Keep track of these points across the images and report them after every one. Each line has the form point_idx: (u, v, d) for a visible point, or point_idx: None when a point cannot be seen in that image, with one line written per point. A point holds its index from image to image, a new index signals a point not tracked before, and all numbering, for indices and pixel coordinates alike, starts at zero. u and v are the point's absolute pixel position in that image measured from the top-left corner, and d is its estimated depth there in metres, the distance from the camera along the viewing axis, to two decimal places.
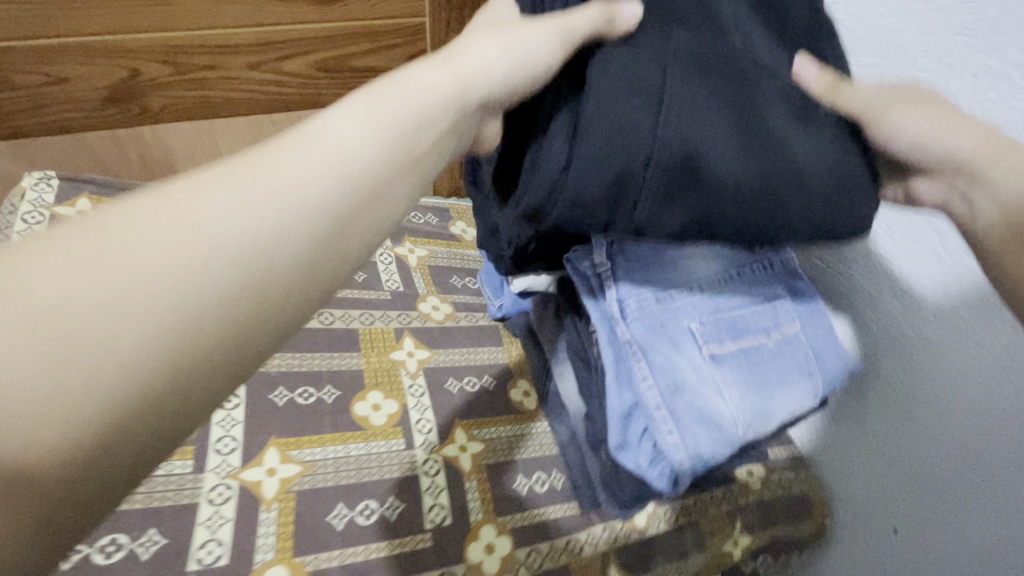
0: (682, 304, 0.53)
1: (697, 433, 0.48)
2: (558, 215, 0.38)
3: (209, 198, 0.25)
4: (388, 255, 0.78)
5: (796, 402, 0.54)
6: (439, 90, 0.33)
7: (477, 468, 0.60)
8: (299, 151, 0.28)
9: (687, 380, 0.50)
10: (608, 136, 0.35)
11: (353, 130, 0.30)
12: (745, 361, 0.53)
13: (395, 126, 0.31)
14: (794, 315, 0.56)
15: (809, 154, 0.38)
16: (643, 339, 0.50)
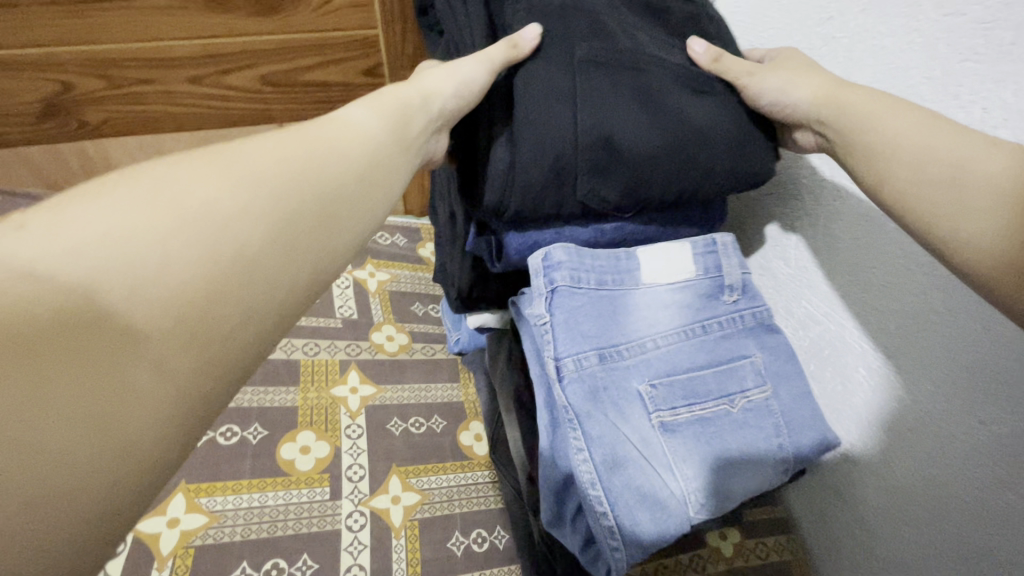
0: (628, 364, 0.47)
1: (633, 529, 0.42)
2: (515, 205, 0.44)
3: (237, 161, 0.27)
4: (345, 279, 0.74)
5: (759, 478, 0.47)
6: (375, 127, 0.34)
7: (408, 522, 0.55)
8: (318, 129, 0.32)
9: (632, 452, 0.44)
10: (538, 131, 0.41)
11: (360, 120, 0.34)
12: (702, 431, 0.47)
13: (393, 121, 0.36)
14: (762, 380, 0.50)
15: (702, 117, 0.45)
16: (582, 407, 0.44)
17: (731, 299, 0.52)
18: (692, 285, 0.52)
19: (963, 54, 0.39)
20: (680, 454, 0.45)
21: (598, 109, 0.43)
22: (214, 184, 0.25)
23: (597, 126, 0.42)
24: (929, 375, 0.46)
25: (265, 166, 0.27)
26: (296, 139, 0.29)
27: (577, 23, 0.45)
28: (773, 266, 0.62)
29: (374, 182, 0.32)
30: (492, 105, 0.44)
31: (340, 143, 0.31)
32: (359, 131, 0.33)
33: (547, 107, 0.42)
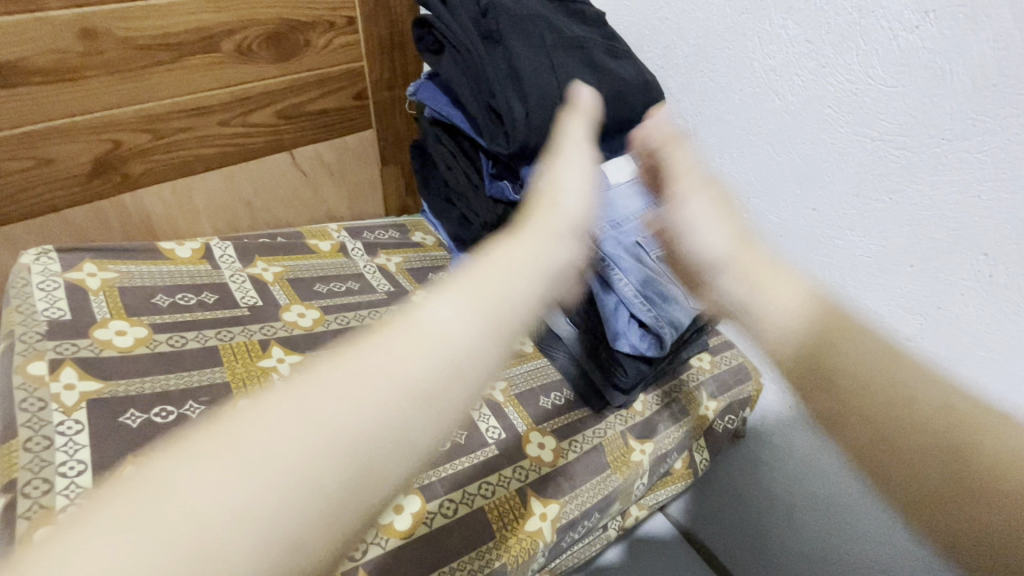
0: (625, 229, 0.72)
1: (666, 318, 0.68)
2: (533, 143, 0.68)
3: (321, 398, 0.34)
4: (371, 266, 0.88)
5: (719, 278, 0.75)
6: (456, 329, 0.40)
7: (509, 396, 0.72)
8: (404, 347, 0.38)
9: (647, 279, 0.69)
10: (539, 93, 0.67)
11: (445, 319, 0.40)
12: (678, 258, 0.73)
13: (425, 394, 0.36)
14: (698, 224, 0.79)
15: (622, 71, 0.74)
16: (613, 256, 0.69)
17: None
18: (640, 180, 0.79)
19: (740, 12, 0.73)
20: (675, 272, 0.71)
21: (568, 73, 0.69)
22: (296, 446, 0.31)
23: (569, 84, 0.69)
24: (782, 194, 0.77)
25: (345, 429, 0.33)
26: (374, 366, 0.36)
27: (538, 23, 0.71)
28: None
29: (460, 375, 0.38)
30: (501, 82, 0.67)
31: (407, 361, 0.37)
32: (438, 339, 0.39)
33: (539, 77, 0.67)
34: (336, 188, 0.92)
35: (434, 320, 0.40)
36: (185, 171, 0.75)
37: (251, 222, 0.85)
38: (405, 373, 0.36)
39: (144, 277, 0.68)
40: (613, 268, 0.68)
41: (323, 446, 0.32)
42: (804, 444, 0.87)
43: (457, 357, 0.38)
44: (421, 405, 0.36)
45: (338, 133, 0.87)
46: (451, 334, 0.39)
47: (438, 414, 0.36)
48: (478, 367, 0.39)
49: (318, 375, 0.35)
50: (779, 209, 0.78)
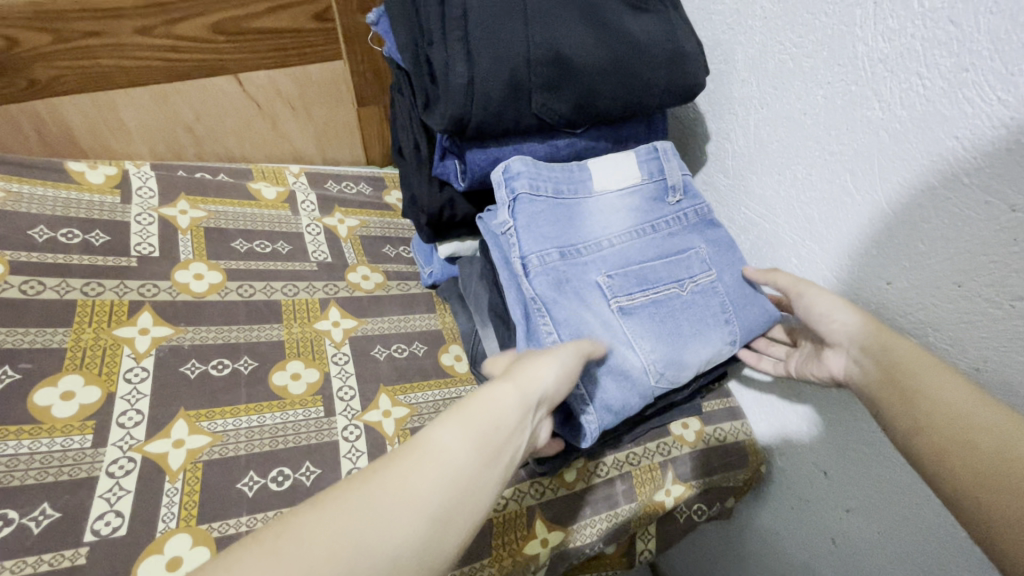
0: (586, 262, 0.53)
1: (598, 398, 0.49)
2: (477, 119, 0.48)
3: (364, 506, 0.27)
4: (315, 226, 0.76)
5: (713, 347, 0.54)
6: (467, 443, 0.32)
7: (401, 432, 0.59)
8: (416, 452, 0.31)
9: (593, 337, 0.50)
10: (496, 52, 0.47)
11: (455, 440, 0.32)
12: (655, 311, 0.52)
13: (453, 495, 0.30)
14: (707, 264, 0.56)
15: (641, 32, 0.52)
16: (549, 295, 0.50)
17: (676, 199, 0.59)
18: (640, 189, 0.58)
19: None
20: (640, 334, 0.51)
21: (549, 28, 0.48)
22: (315, 549, 0.25)
23: (546, 43, 0.48)
24: (842, 248, 0.57)
25: (382, 533, 0.27)
26: (412, 466, 0.30)
27: None
28: (715, 180, 0.74)
29: (480, 478, 0.32)
30: (446, 30, 0.48)
31: (427, 483, 0.29)
32: (443, 460, 0.31)
33: (503, 31, 0.48)
34: (299, 125, 0.79)
35: (442, 438, 0.32)
36: (107, 83, 0.65)
37: (197, 152, 0.76)
38: (417, 493, 0.29)
39: (33, 201, 0.61)
40: (545, 314, 0.50)
41: (353, 569, 0.25)
42: (804, 553, 0.71)
43: (468, 479, 0.31)
44: (461, 510, 0.30)
45: (297, 61, 0.72)
46: (458, 456, 0.31)
47: (447, 532, 0.29)
48: (485, 485, 0.32)
49: (362, 473, 0.29)
50: (842, 269, 0.57)
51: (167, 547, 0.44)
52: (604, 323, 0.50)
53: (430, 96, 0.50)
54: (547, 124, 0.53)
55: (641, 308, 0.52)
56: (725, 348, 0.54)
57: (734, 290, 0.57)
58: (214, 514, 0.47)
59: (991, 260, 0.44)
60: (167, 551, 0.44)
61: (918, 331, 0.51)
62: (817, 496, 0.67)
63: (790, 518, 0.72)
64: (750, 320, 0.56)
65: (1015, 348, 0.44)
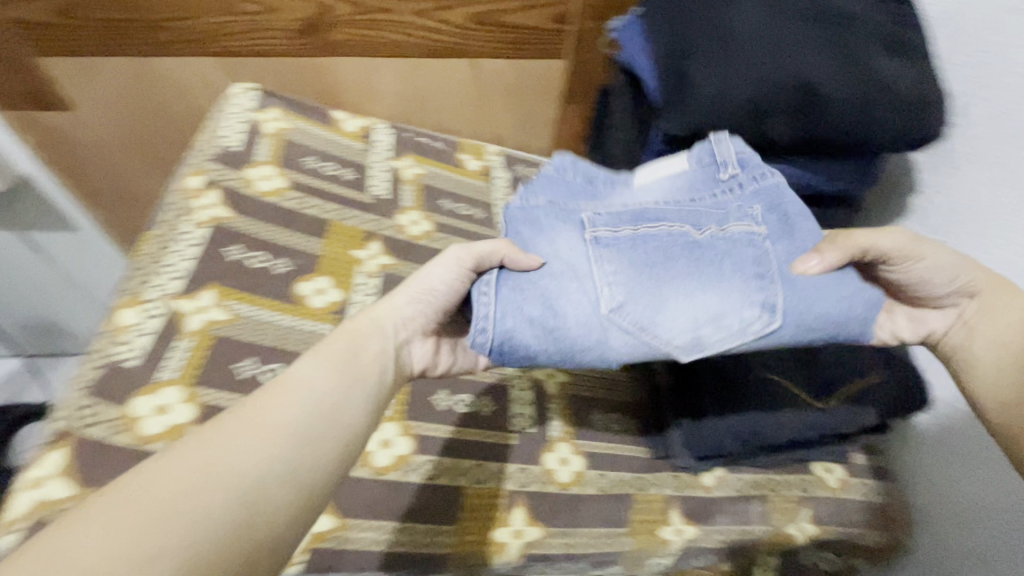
0: (588, 202, 0.47)
1: (510, 314, 0.41)
2: (709, 129, 0.53)
3: (230, 447, 0.31)
4: (505, 201, 0.85)
5: (707, 299, 0.41)
6: (323, 383, 0.36)
7: (562, 393, 0.64)
8: (274, 399, 0.34)
9: (555, 253, 0.43)
10: (746, 73, 0.51)
11: (314, 384, 0.36)
12: (639, 248, 0.43)
13: (315, 424, 0.34)
14: (751, 220, 0.45)
15: (893, 75, 0.52)
16: (500, 208, 0.48)
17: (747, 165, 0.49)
18: (688, 176, 0.50)
19: None
20: (605, 254, 0.42)
21: (803, 59, 0.51)
22: (186, 470, 0.29)
23: (797, 71, 0.51)
24: None
25: (242, 464, 0.30)
26: (266, 402, 0.34)
27: None
28: (913, 233, 0.71)
29: (336, 410, 0.36)
30: (703, 46, 0.53)
31: (286, 413, 0.34)
32: (316, 396, 0.35)
33: (757, 56, 0.51)
34: (508, 111, 0.88)
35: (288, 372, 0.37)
36: (377, 51, 0.78)
37: (421, 119, 0.88)
38: (269, 423, 0.33)
39: (309, 136, 0.76)
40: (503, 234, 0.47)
41: (210, 490, 0.28)
42: None
43: (331, 400, 0.36)
44: (325, 424, 0.35)
45: (526, 54, 0.81)
46: (330, 390, 0.36)
47: (323, 461, 0.33)
48: (350, 401, 0.37)
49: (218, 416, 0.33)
50: None
51: (382, 429, 0.53)
52: (543, 233, 0.44)
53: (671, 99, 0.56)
54: (770, 144, 0.56)
55: (596, 231, 0.44)
56: (749, 312, 0.40)
57: (783, 265, 0.43)
58: (418, 413, 0.55)
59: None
60: (382, 432, 0.52)
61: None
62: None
63: None
64: (795, 292, 0.41)
65: None
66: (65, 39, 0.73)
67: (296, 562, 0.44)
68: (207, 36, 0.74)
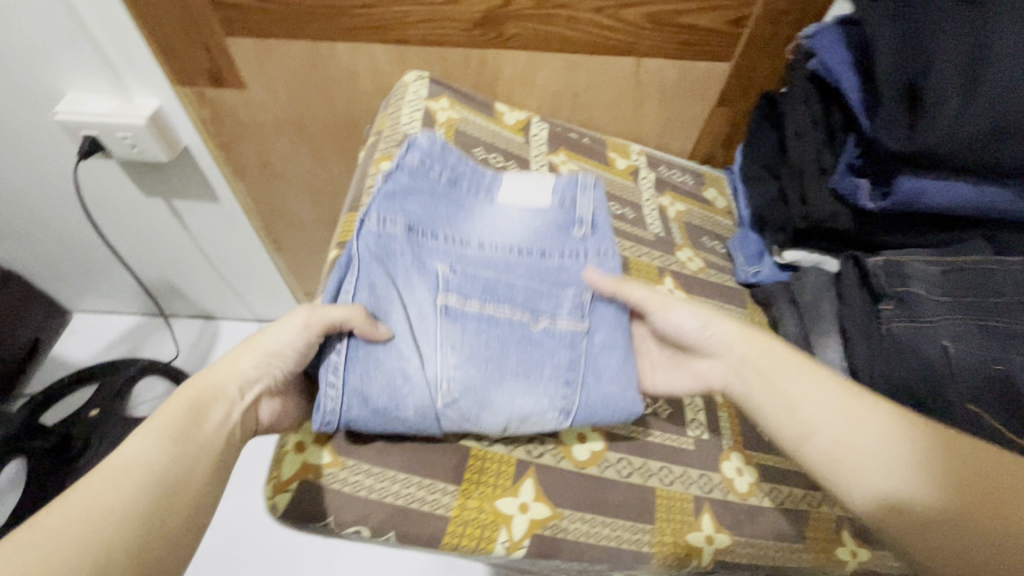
0: (438, 241, 0.56)
1: (360, 387, 0.48)
2: (940, 154, 0.52)
3: (65, 526, 0.34)
4: (653, 203, 0.84)
5: (528, 401, 0.51)
6: (157, 452, 0.40)
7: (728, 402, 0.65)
8: (118, 475, 0.38)
9: (404, 307, 0.52)
10: (997, 98, 0.49)
11: (146, 451, 0.40)
12: (483, 329, 0.52)
13: (150, 488, 0.38)
14: (578, 314, 0.56)
15: None
16: (366, 256, 0.52)
17: (582, 234, 0.61)
18: (547, 214, 0.61)
19: None
20: (448, 336, 0.50)
21: None
22: (74, 520, 0.35)
23: None
24: None
25: (83, 533, 0.34)
26: (111, 481, 0.37)
27: None
28: None
29: (176, 489, 0.40)
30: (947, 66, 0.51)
31: (117, 489, 0.37)
32: (136, 463, 0.39)
33: (1011, 80, 0.49)
34: (658, 111, 0.88)
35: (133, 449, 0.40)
36: (545, 46, 0.78)
37: (569, 114, 0.89)
38: (111, 507, 0.36)
39: (476, 127, 0.77)
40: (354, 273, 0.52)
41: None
42: None
43: (161, 466, 0.40)
44: (167, 493, 0.39)
45: (693, 55, 0.79)
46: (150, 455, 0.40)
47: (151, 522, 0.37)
48: (180, 466, 0.41)
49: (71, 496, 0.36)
50: None
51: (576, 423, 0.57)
52: (417, 329, 0.51)
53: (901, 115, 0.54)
54: (999, 172, 0.53)
55: (456, 308, 0.52)
56: (552, 409, 0.51)
57: (585, 358, 0.54)
58: None
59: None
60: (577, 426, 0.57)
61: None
62: None
63: None
64: (589, 389, 0.53)
65: None
66: (255, 23, 0.77)
67: (522, 546, 0.50)
68: (386, 24, 0.76)
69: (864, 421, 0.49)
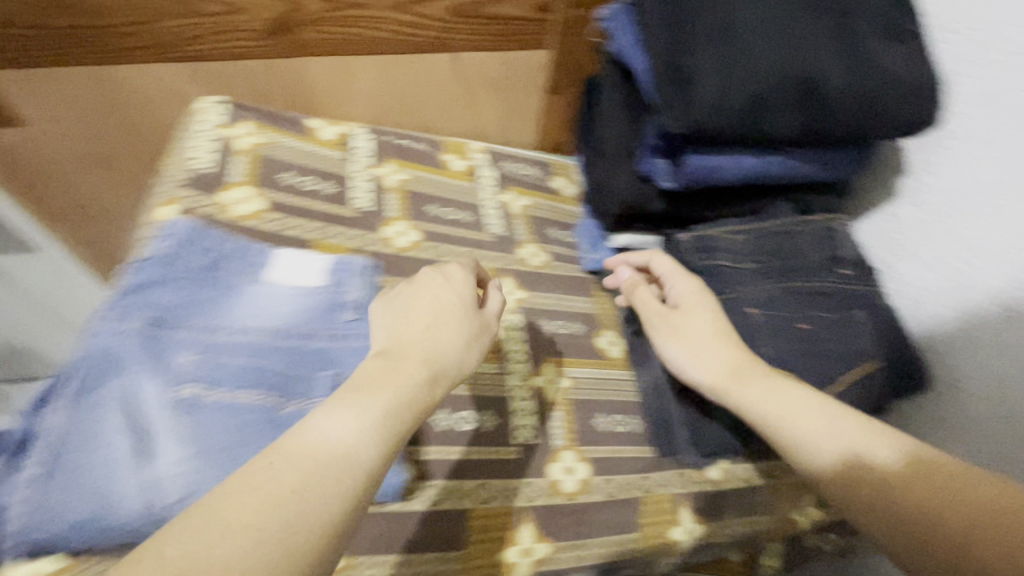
0: (188, 330, 0.47)
1: (49, 509, 0.38)
2: (716, 128, 0.51)
3: (248, 495, 0.30)
4: (494, 202, 0.82)
5: None
6: (345, 434, 0.34)
7: (564, 399, 0.63)
8: (290, 454, 0.32)
9: (121, 403, 0.42)
10: (750, 73, 0.50)
11: (337, 431, 0.34)
12: (219, 421, 0.43)
13: (310, 476, 0.32)
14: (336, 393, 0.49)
15: (894, 66, 0.52)
16: (91, 360, 0.44)
17: (351, 316, 0.53)
18: (315, 295, 0.53)
19: None
20: (178, 430, 0.42)
21: (804, 54, 0.50)
22: (257, 489, 0.30)
23: (800, 66, 0.50)
24: None
25: (262, 521, 0.29)
26: (294, 458, 0.32)
27: None
28: (904, 214, 0.72)
29: (341, 466, 0.33)
30: (700, 45, 0.51)
31: (302, 470, 0.32)
32: (324, 445, 0.33)
33: (759, 47, 0.50)
34: (491, 105, 0.86)
35: (316, 431, 0.34)
36: (352, 48, 0.74)
37: (403, 119, 0.85)
38: (277, 478, 0.31)
39: (285, 150, 0.72)
40: (72, 378, 0.43)
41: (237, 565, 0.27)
42: None
43: (361, 456, 0.33)
44: (332, 471, 0.32)
45: (509, 46, 0.78)
46: (351, 434, 0.34)
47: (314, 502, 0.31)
48: (380, 463, 0.34)
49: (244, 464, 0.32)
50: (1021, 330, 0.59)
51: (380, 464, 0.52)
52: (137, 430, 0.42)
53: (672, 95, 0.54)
54: (773, 141, 0.54)
55: (192, 397, 0.43)
56: None
57: None
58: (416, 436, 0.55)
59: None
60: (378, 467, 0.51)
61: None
62: None
63: None
64: None
65: None
66: (15, 52, 0.69)
67: None
68: (171, 41, 0.70)
69: (832, 426, 0.47)
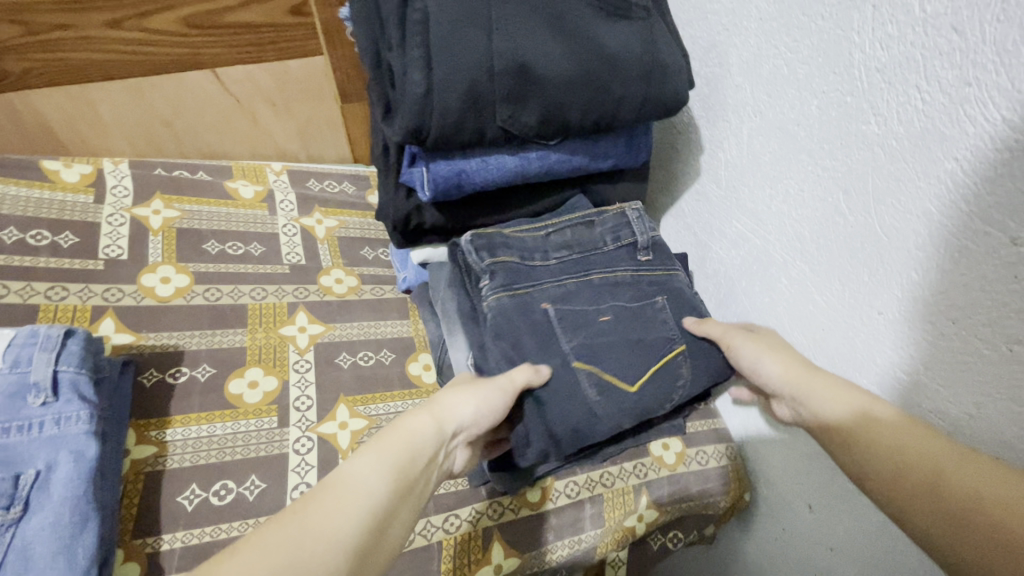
0: None
1: None
2: (434, 129, 0.45)
3: (292, 538, 0.30)
4: (292, 227, 0.73)
5: None
6: (378, 487, 0.36)
7: (357, 444, 0.57)
8: (335, 502, 0.33)
9: None
10: (455, 63, 0.43)
11: (368, 480, 0.36)
12: None
13: (335, 514, 0.33)
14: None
15: (616, 44, 0.49)
16: None
17: (42, 401, 0.44)
18: None
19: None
20: None
21: (513, 37, 0.45)
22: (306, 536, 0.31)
23: (511, 52, 0.45)
24: (819, 273, 0.55)
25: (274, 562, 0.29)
26: (317, 513, 0.32)
27: None
28: (708, 192, 0.69)
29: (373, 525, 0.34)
30: (401, 39, 0.45)
31: (335, 512, 0.33)
32: (362, 492, 0.35)
33: (460, 31, 0.44)
34: (280, 123, 0.81)
35: (356, 473, 0.36)
36: (82, 76, 0.67)
37: (178, 147, 0.79)
38: (334, 528, 0.32)
39: (5, 201, 0.61)
40: None
41: None
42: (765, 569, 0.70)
43: (382, 499, 0.35)
44: (355, 513, 0.33)
45: (275, 55, 0.73)
46: (375, 480, 0.36)
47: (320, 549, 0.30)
48: (398, 510, 0.36)
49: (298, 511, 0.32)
50: (808, 301, 0.57)
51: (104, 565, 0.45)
52: None
53: (388, 102, 0.48)
54: (515, 136, 0.49)
55: None
56: None
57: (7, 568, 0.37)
58: (153, 523, 0.48)
59: (965, 281, 0.42)
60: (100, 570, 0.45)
61: (914, 398, 0.48)
62: (791, 524, 0.65)
63: (774, 547, 0.68)
64: None
65: (1013, 398, 0.40)
66: None
67: None
68: None
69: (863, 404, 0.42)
